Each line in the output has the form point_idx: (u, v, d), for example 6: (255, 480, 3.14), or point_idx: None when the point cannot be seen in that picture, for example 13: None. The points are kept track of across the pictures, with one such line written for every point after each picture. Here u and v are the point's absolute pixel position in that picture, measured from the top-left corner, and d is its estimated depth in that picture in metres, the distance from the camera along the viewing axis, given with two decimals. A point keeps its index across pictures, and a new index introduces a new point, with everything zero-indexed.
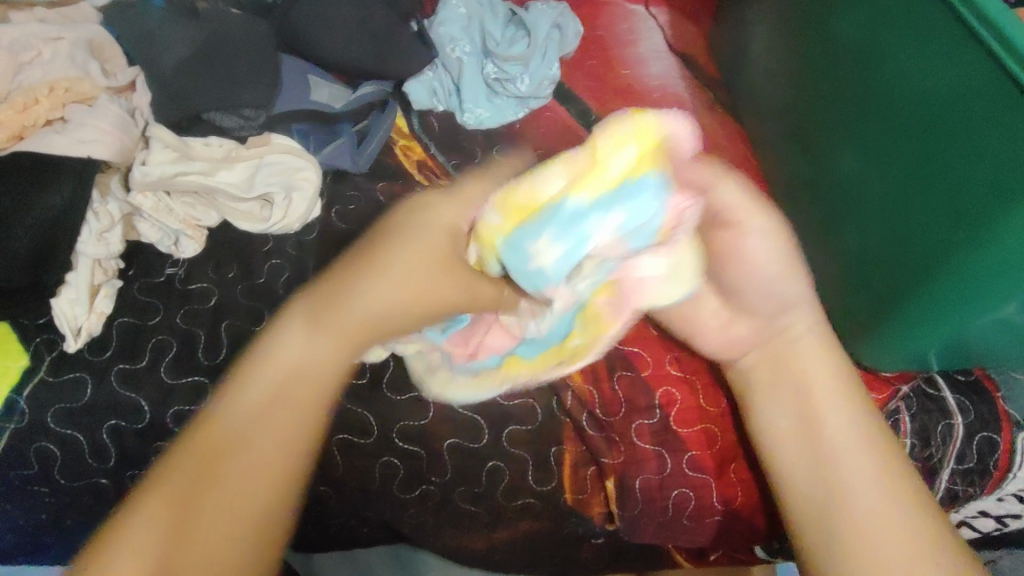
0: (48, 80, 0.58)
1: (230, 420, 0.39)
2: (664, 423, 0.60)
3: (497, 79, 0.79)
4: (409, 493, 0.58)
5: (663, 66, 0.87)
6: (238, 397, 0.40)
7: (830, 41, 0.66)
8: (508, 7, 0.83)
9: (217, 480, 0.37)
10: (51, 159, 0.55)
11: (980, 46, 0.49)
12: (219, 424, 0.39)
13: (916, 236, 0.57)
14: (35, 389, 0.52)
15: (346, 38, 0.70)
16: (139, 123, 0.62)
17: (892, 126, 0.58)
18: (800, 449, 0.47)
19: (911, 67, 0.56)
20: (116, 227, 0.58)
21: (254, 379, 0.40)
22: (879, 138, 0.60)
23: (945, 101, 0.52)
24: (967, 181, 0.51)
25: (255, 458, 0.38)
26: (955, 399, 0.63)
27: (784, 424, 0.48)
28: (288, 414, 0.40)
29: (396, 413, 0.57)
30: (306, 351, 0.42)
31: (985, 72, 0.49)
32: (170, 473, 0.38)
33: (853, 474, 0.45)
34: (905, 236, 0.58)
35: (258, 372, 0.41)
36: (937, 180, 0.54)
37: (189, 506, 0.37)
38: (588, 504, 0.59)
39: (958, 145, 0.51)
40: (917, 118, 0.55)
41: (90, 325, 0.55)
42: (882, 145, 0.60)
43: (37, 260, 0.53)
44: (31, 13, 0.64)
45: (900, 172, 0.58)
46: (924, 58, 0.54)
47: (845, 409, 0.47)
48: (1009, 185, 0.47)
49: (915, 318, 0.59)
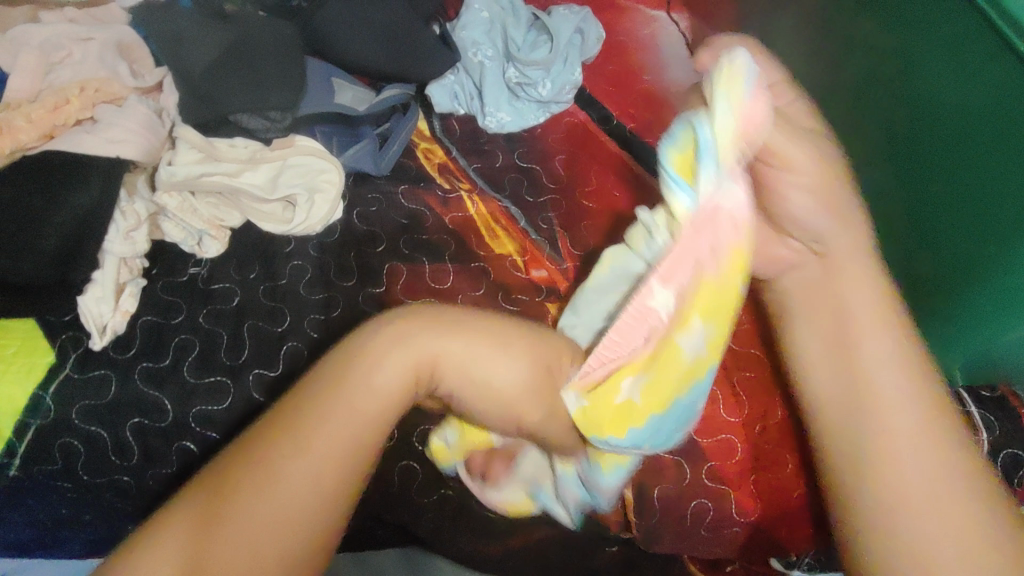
0: (79, 80, 0.59)
1: (290, 449, 0.39)
2: (684, 432, 0.60)
3: (518, 83, 0.78)
4: (428, 496, 0.58)
5: (685, 73, 0.87)
6: (301, 429, 0.40)
7: (855, 49, 0.66)
8: (530, 12, 0.84)
9: (226, 524, 0.37)
10: (80, 159, 0.56)
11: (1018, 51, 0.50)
12: (288, 448, 0.39)
13: (953, 244, 0.58)
14: (61, 384, 0.53)
15: (371, 41, 0.70)
16: (166, 123, 0.63)
17: (932, 130, 0.58)
18: (844, 412, 0.46)
19: (944, 76, 0.56)
20: (143, 226, 0.59)
21: (321, 409, 0.41)
22: (907, 148, 0.60)
23: (993, 103, 0.52)
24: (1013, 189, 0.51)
25: (287, 505, 0.38)
26: (980, 416, 0.55)
27: (831, 390, 0.48)
28: (348, 436, 0.41)
29: (418, 417, 0.58)
30: (386, 372, 0.43)
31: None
32: (209, 516, 0.37)
33: (904, 440, 0.44)
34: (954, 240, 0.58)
35: (329, 396, 0.41)
36: (979, 190, 0.54)
37: (204, 530, 0.37)
38: (605, 512, 0.59)
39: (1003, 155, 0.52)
40: (955, 127, 0.55)
41: (115, 324, 0.55)
42: (921, 149, 0.60)
43: (65, 258, 0.53)
44: (61, 12, 0.64)
45: (930, 183, 0.59)
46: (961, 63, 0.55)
47: (903, 379, 0.45)
48: None
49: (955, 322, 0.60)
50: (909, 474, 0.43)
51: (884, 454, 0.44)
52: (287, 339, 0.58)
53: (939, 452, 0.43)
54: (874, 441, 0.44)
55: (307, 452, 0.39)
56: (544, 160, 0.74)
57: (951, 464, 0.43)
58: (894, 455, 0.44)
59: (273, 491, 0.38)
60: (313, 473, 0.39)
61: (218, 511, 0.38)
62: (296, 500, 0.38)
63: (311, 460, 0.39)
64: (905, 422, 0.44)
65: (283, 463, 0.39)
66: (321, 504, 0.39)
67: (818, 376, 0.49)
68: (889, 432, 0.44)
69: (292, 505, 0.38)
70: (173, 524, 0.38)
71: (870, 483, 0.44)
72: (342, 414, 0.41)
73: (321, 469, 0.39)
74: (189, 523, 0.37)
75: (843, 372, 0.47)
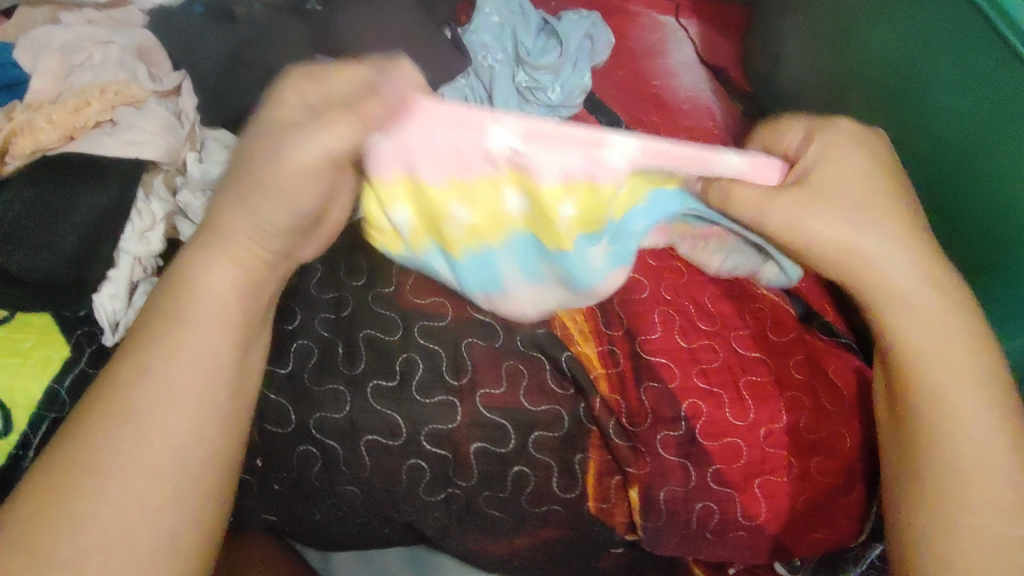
0: (99, 83, 0.60)
1: (173, 362, 0.44)
2: (690, 435, 0.60)
3: (528, 88, 0.79)
4: (435, 495, 0.59)
5: (694, 78, 0.88)
6: (143, 372, 0.44)
7: (860, 56, 0.68)
8: (540, 16, 0.85)
9: (138, 433, 0.42)
10: (99, 159, 0.57)
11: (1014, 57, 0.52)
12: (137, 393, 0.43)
13: (954, 242, 0.62)
14: (76, 379, 0.54)
15: (384, 43, 0.71)
16: (184, 125, 0.63)
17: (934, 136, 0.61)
18: (928, 361, 0.51)
19: (949, 84, 0.58)
20: (158, 227, 0.60)
21: (158, 347, 0.45)
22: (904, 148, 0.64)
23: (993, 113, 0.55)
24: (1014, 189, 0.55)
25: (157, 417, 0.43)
26: None
27: (894, 437, 0.52)
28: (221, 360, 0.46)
29: (423, 417, 0.57)
30: (230, 287, 0.47)
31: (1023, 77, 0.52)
32: (95, 429, 0.42)
33: (971, 454, 0.48)
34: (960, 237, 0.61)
35: (166, 354, 0.44)
36: (987, 188, 0.57)
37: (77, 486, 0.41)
38: (611, 513, 0.60)
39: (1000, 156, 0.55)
40: (967, 130, 0.58)
41: (128, 321, 0.57)
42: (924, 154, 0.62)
43: (82, 257, 0.55)
44: (80, 14, 0.65)
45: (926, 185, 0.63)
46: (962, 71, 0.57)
47: (965, 399, 0.50)
48: None
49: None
50: (974, 441, 0.48)
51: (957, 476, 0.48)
52: (298, 337, 0.60)
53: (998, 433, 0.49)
54: (954, 461, 0.48)
55: (159, 376, 0.44)
56: None
57: (1007, 458, 0.48)
58: (963, 462, 0.48)
59: (132, 406, 0.43)
60: (157, 400, 0.43)
61: (126, 414, 0.43)
62: (165, 399, 0.44)
63: (164, 380, 0.44)
64: (975, 433, 0.49)
65: (159, 379, 0.44)
66: (210, 414, 0.45)
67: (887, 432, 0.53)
68: (955, 397, 0.50)
69: (170, 409, 0.43)
70: (73, 455, 0.42)
71: (951, 497, 0.48)
72: (182, 355, 0.45)
73: (184, 384, 0.44)
74: (89, 454, 0.42)
75: (923, 333, 0.51)
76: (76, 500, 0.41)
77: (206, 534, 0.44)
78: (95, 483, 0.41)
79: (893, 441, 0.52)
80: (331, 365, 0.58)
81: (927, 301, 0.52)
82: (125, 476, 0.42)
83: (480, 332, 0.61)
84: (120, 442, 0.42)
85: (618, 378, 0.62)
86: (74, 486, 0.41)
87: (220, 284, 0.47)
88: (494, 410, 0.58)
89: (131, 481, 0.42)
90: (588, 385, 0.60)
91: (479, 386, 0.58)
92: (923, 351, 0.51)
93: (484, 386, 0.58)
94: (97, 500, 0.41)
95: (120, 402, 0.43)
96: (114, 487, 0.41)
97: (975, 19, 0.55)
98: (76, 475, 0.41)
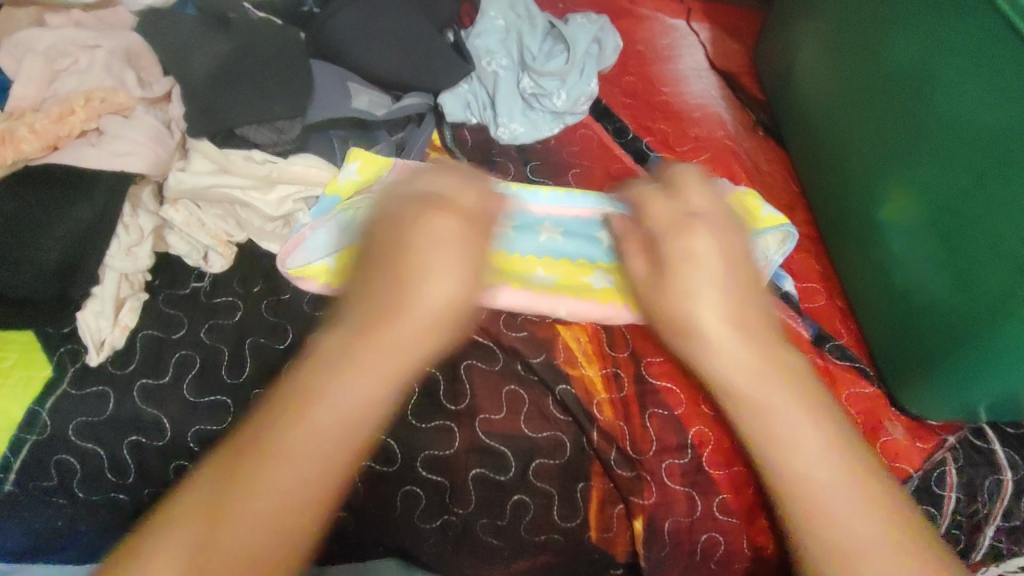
0: (84, 90, 0.57)
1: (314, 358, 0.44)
2: (695, 464, 0.57)
3: (533, 94, 0.76)
4: (431, 522, 0.57)
5: (704, 85, 0.86)
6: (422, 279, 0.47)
7: (876, 63, 0.66)
8: (547, 19, 0.81)
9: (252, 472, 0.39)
10: (85, 173, 0.54)
11: None
12: (365, 344, 0.44)
13: (948, 272, 0.57)
14: (58, 401, 0.53)
15: (385, 48, 0.68)
16: (175, 134, 0.60)
17: (950, 143, 0.57)
18: (773, 448, 0.45)
19: (969, 86, 0.55)
20: (146, 241, 0.58)
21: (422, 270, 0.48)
22: (916, 143, 0.61)
23: (995, 124, 0.53)
24: (1005, 207, 0.52)
25: (299, 452, 0.40)
26: (1005, 454, 0.61)
27: (737, 346, 0.49)
28: (361, 389, 0.42)
29: (419, 444, 0.55)
30: (445, 274, 0.48)
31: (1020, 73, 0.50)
32: (275, 442, 0.40)
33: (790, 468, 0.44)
34: (968, 264, 0.55)
35: (413, 286, 0.47)
36: (1003, 213, 0.52)
37: (290, 423, 0.40)
38: (612, 543, 0.58)
39: (1004, 177, 0.52)
40: (973, 150, 0.55)
41: (113, 339, 0.55)
42: (939, 163, 0.58)
43: (64, 273, 0.52)
44: (67, 15, 0.62)
45: (934, 196, 0.59)
46: (977, 79, 0.54)
47: (841, 433, 0.46)
48: (1009, 220, 0.51)
49: (951, 368, 0.58)
50: (844, 518, 0.42)
51: (822, 487, 0.43)
52: (289, 357, 0.57)
53: (866, 484, 0.43)
54: (780, 447, 0.45)
55: (327, 395, 0.41)
56: (558, 176, 0.73)
57: (883, 511, 0.43)
58: (774, 442, 0.45)
59: (318, 423, 0.40)
60: (336, 431, 0.41)
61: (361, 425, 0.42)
62: (324, 434, 0.40)
63: (351, 387, 0.42)
64: (814, 451, 0.44)
65: (333, 382, 0.42)
66: (322, 418, 0.41)
67: (733, 345, 0.49)
68: (792, 470, 0.44)
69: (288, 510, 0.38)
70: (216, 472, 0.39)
71: (777, 464, 0.44)
72: (382, 337, 0.45)
73: (315, 455, 0.40)
74: (277, 430, 0.40)
75: (758, 386, 0.47)
76: (249, 478, 0.39)
77: (299, 530, 0.39)
78: (287, 466, 0.39)
79: (732, 349, 0.49)
80: None
81: (748, 361, 0.48)
82: (252, 493, 0.38)
83: (479, 353, 0.59)
84: (292, 436, 0.40)
85: (623, 405, 0.59)
86: (241, 487, 0.38)
87: (351, 394, 0.42)
88: (492, 435, 0.56)
89: (263, 525, 0.38)
90: (586, 415, 0.57)
91: (478, 411, 0.56)
92: (755, 420, 0.46)
93: (484, 412, 0.57)
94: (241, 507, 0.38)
95: (292, 438, 0.40)
96: (297, 442, 0.40)
97: (998, 22, 0.53)
98: (252, 467, 0.39)
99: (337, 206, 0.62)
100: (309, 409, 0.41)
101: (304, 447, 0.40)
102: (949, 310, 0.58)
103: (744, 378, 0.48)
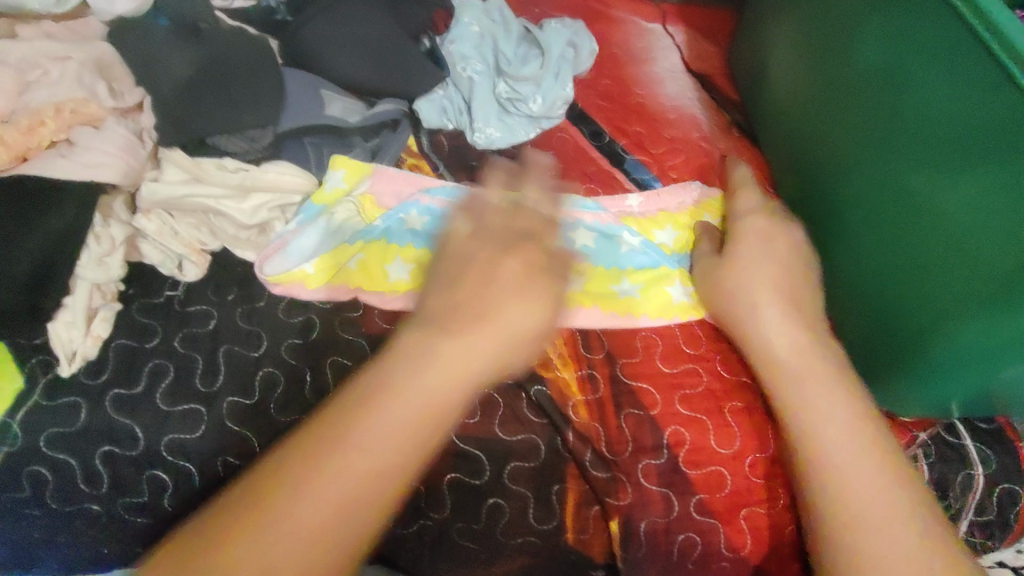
0: (53, 101, 0.57)
1: (395, 396, 0.39)
2: (671, 465, 0.57)
3: (509, 98, 0.76)
4: (408, 527, 0.57)
5: (680, 87, 0.86)
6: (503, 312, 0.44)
7: (846, 64, 0.67)
8: (522, 25, 0.82)
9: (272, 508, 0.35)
10: (54, 183, 0.54)
11: (993, 61, 0.51)
12: (388, 394, 0.39)
13: (916, 270, 0.58)
14: (30, 412, 0.53)
15: (357, 55, 0.68)
16: (147, 144, 0.60)
17: (920, 145, 0.58)
18: (838, 452, 0.46)
19: (938, 88, 0.56)
20: (117, 250, 0.58)
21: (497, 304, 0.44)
22: (886, 143, 0.62)
23: (965, 129, 0.53)
24: (974, 209, 0.52)
25: (334, 494, 0.36)
26: (975, 448, 0.61)
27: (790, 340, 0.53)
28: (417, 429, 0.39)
29: None
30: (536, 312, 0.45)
31: (988, 75, 0.51)
32: (318, 473, 0.36)
33: (859, 495, 0.44)
34: (937, 265, 0.56)
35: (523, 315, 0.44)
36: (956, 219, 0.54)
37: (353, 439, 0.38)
38: (589, 544, 0.58)
39: (980, 181, 0.51)
40: (942, 152, 0.55)
41: (85, 349, 0.55)
42: (908, 163, 0.59)
43: (33, 285, 0.52)
44: (37, 26, 0.63)
45: (904, 196, 0.59)
46: (946, 83, 0.55)
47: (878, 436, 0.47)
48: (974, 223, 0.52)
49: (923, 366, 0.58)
50: (869, 505, 0.44)
51: (845, 484, 0.45)
52: (263, 364, 0.57)
53: (898, 496, 0.44)
54: (817, 441, 0.47)
55: (386, 415, 0.39)
56: None
57: (904, 504, 0.44)
58: (835, 454, 0.46)
59: (379, 448, 0.38)
60: (365, 466, 0.37)
61: (391, 479, 0.38)
62: (384, 463, 0.37)
63: (408, 402, 0.39)
64: (852, 451, 0.46)
65: (383, 407, 0.39)
66: (375, 458, 0.37)
67: (782, 330, 0.53)
68: (835, 463, 0.46)
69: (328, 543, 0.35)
70: (267, 477, 0.37)
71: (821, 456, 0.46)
72: (441, 357, 0.41)
73: (381, 481, 0.37)
74: (321, 457, 0.37)
75: (813, 383, 0.50)
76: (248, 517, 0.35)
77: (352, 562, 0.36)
78: (302, 499, 0.35)
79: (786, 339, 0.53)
80: (298, 392, 0.55)
81: (812, 351, 0.52)
82: (314, 506, 0.36)
83: None
84: (367, 435, 0.38)
85: (598, 406, 0.59)
86: (257, 520, 0.35)
87: (385, 436, 0.38)
88: (468, 440, 0.56)
89: (296, 548, 0.35)
90: (560, 416, 0.58)
91: None
92: (805, 420, 0.48)
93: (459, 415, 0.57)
94: (299, 502, 0.36)
95: (351, 467, 0.37)
96: (346, 472, 0.36)
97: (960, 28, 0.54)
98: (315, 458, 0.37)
99: (325, 214, 0.65)
100: (331, 438, 0.37)
101: (340, 471, 0.37)
102: (923, 307, 0.58)
103: (789, 350, 0.52)
